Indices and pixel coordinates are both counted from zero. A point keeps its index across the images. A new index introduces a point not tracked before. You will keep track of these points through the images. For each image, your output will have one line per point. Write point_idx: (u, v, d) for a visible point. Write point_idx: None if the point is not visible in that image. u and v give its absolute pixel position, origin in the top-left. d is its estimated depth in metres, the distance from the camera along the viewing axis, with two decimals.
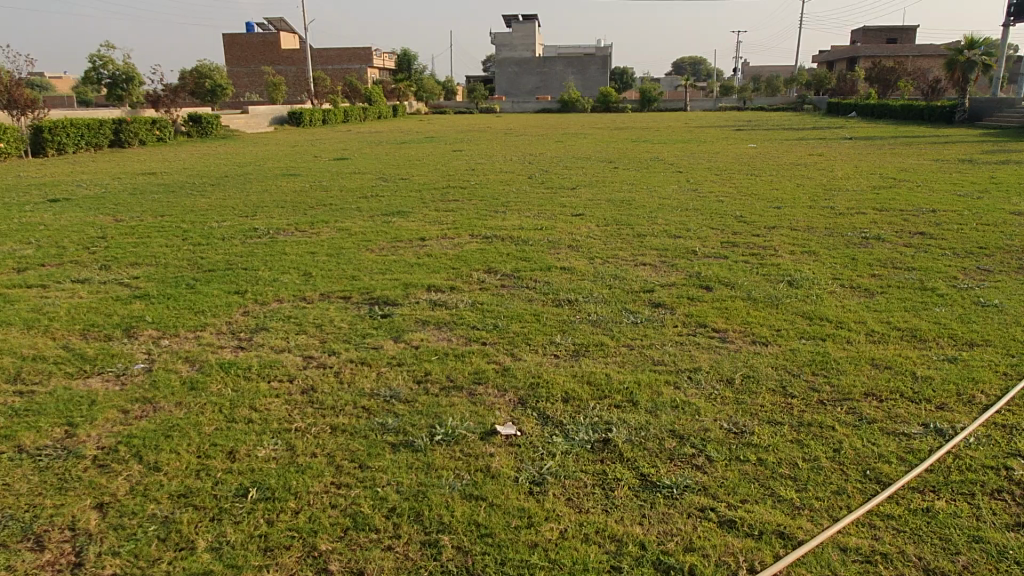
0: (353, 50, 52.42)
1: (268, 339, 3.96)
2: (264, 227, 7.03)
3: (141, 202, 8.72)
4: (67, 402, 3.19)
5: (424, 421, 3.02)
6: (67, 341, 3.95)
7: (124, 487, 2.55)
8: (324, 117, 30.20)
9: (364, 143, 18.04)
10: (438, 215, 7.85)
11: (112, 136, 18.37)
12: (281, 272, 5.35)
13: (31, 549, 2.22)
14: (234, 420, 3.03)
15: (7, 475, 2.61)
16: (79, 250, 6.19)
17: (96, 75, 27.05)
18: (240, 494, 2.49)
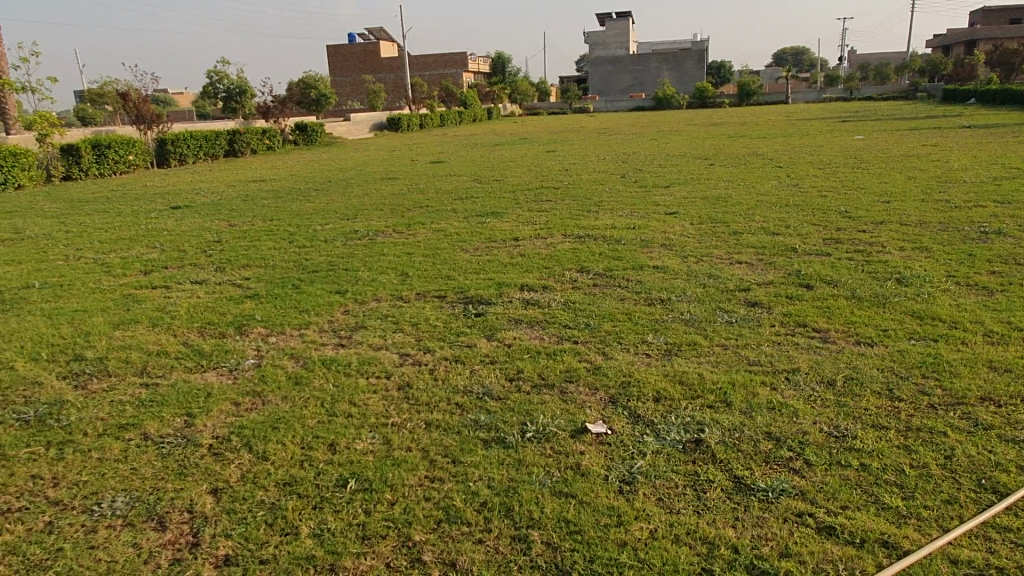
0: (449, 56, 53.52)
1: (367, 336, 4.12)
2: (365, 229, 7.31)
3: (253, 207, 9.25)
4: (186, 394, 3.44)
5: (515, 418, 3.07)
6: (186, 338, 4.26)
7: (236, 474, 2.72)
8: (421, 121, 30.96)
9: (460, 146, 18.41)
10: (531, 216, 7.92)
11: (228, 146, 19.57)
12: (380, 272, 5.55)
13: (154, 528, 2.41)
14: (335, 414, 3.17)
15: (135, 460, 2.85)
16: (198, 253, 6.64)
17: (213, 89, 28.88)
18: (340, 484, 2.61)
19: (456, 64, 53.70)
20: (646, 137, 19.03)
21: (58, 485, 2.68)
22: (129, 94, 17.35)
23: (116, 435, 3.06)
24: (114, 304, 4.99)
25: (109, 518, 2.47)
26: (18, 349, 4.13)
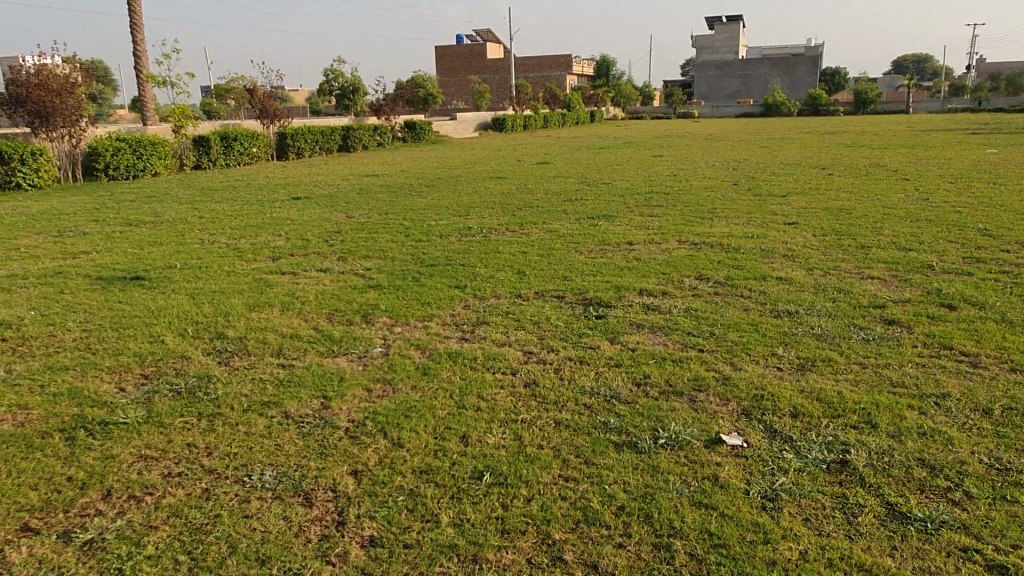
0: (553, 58, 53.70)
1: (490, 332, 4.17)
2: (478, 226, 7.41)
3: (368, 200, 9.57)
4: (321, 377, 3.58)
5: (646, 423, 3.02)
6: (317, 323, 4.43)
7: (374, 458, 2.80)
8: (524, 123, 31.15)
9: (566, 148, 18.41)
10: (644, 220, 7.82)
11: (341, 141, 20.35)
12: (497, 269, 5.60)
13: (302, 503, 2.51)
14: (465, 407, 3.22)
15: (279, 436, 2.98)
16: (320, 242, 6.91)
17: (329, 87, 30.18)
18: (476, 476, 2.64)
19: (560, 66, 53.75)
20: (758, 145, 18.46)
21: (211, 455, 2.85)
22: (254, 90, 18.31)
23: (260, 411, 3.22)
24: (248, 287, 5.27)
25: (259, 490, 2.59)
26: (167, 324, 4.48)
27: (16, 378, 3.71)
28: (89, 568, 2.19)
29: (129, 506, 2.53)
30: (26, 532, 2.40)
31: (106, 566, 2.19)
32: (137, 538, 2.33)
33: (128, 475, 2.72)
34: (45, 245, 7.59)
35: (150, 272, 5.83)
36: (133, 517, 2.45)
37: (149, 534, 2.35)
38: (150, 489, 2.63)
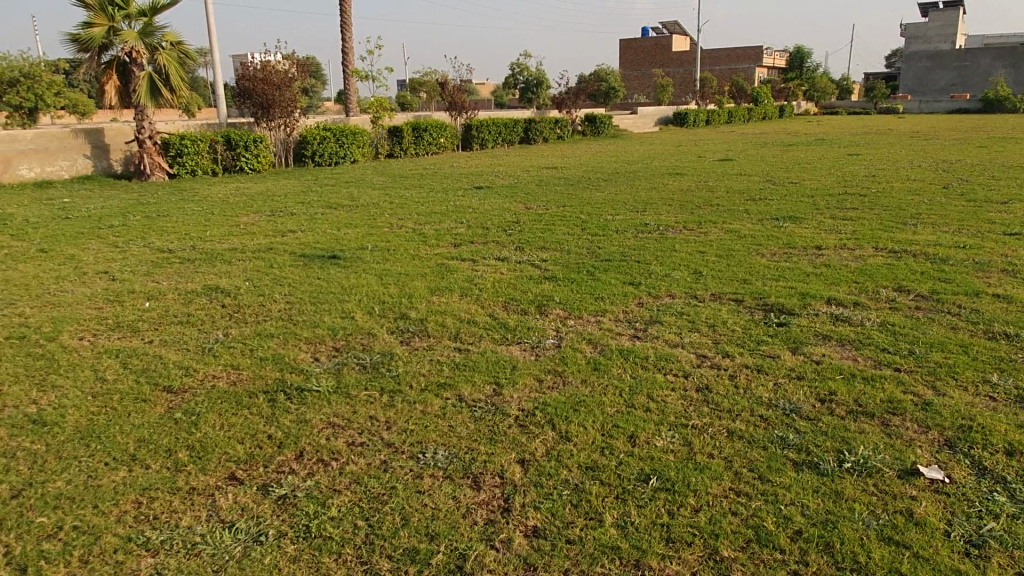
0: (742, 50, 51.44)
1: (663, 332, 4.07)
2: (655, 223, 7.27)
3: (547, 192, 9.72)
4: (494, 363, 3.68)
5: (830, 444, 2.80)
6: (493, 309, 4.57)
7: (541, 449, 2.83)
8: (707, 117, 30.14)
9: (752, 144, 17.57)
10: (836, 223, 7.28)
11: (523, 133, 20.83)
12: (673, 267, 5.46)
13: (470, 486, 2.60)
14: (634, 406, 3.16)
15: (453, 418, 3.10)
16: (499, 231, 7.13)
17: (514, 80, 31.15)
18: (642, 479, 2.59)
19: (749, 59, 51.36)
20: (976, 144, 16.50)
21: (391, 429, 3.04)
22: (445, 83, 19.18)
23: (436, 392, 3.37)
24: (431, 271, 5.55)
25: (432, 468, 2.72)
26: (357, 301, 4.88)
27: (232, 341, 4.29)
28: (282, 521, 2.42)
29: (317, 468, 2.77)
30: (232, 481, 2.71)
31: (295, 521, 2.41)
32: (323, 498, 2.54)
33: (318, 439, 2.98)
34: (260, 223, 8.50)
35: (345, 252, 6.36)
36: (320, 479, 2.67)
37: (332, 497, 2.55)
38: (335, 455, 2.85)
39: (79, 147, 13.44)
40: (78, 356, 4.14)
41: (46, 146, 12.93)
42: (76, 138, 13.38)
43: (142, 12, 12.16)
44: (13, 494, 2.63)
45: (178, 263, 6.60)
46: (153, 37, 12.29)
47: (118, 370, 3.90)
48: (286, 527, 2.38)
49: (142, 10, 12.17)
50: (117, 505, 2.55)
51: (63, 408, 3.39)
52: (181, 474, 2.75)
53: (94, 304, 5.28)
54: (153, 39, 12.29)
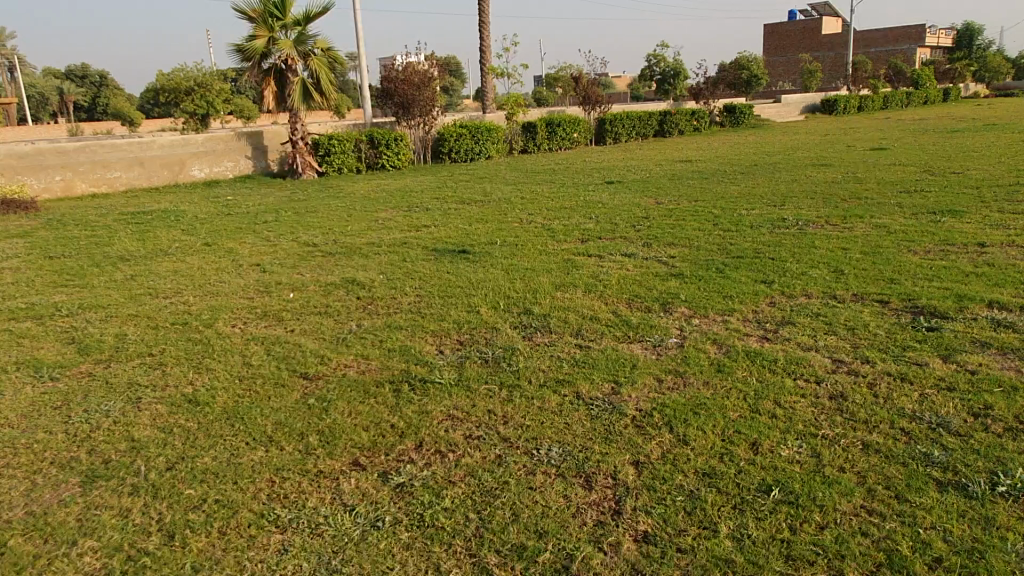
0: (901, 31, 47.61)
1: (795, 334, 3.85)
2: (793, 218, 6.88)
3: (679, 186, 9.47)
4: (615, 362, 3.64)
5: (981, 464, 2.54)
6: (616, 307, 4.53)
7: (657, 451, 2.77)
8: (860, 104, 28.17)
9: (909, 132, 16.21)
10: (1004, 217, 6.57)
11: (658, 126, 20.40)
12: (811, 266, 5.14)
13: (582, 486, 2.59)
14: (759, 412, 3.01)
15: (569, 416, 3.11)
16: (628, 227, 7.09)
17: (651, 72, 30.66)
18: (763, 490, 2.46)
19: (910, 40, 47.44)
20: None
21: (507, 424, 3.10)
22: (579, 78, 19.14)
23: (554, 389, 3.39)
24: (557, 268, 5.65)
25: (545, 465, 2.74)
26: (483, 296, 5.03)
27: (364, 332, 4.51)
28: (398, 508, 2.52)
29: (434, 459, 2.87)
30: (356, 466, 2.85)
31: (411, 509, 2.50)
32: (438, 489, 2.63)
33: (437, 431, 3.08)
34: (397, 219, 8.87)
35: (475, 248, 6.61)
36: (437, 470, 2.77)
37: (447, 488, 2.63)
38: (452, 447, 2.94)
39: (241, 148, 14.78)
40: (229, 341, 4.50)
41: (215, 148, 14.39)
42: (239, 140, 14.70)
43: (297, 22, 13.04)
44: (166, 466, 2.89)
45: (321, 256, 7.02)
46: (307, 45, 13.16)
47: (263, 356, 4.20)
48: (402, 515, 2.48)
49: (297, 20, 13.04)
50: (253, 482, 2.74)
51: (213, 390, 3.69)
52: (311, 457, 2.92)
53: (246, 294, 5.72)
54: (307, 47, 13.16)
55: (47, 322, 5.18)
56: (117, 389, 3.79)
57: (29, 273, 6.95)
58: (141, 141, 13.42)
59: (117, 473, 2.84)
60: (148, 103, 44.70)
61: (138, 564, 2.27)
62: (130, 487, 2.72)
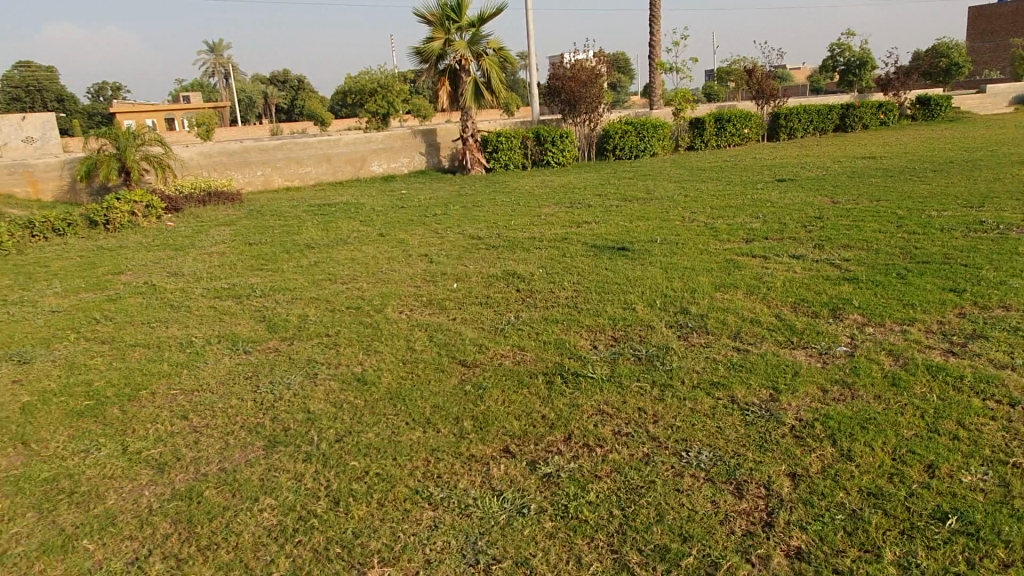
0: None
1: (986, 349, 3.50)
2: (993, 220, 6.21)
3: (860, 184, 8.84)
4: (775, 368, 3.60)
5: None
6: (780, 311, 4.49)
7: (816, 465, 2.68)
8: None
9: None
10: None
11: (838, 120, 18.95)
12: (1011, 274, 4.62)
13: (732, 493, 2.56)
14: (937, 432, 2.79)
15: (723, 419, 3.11)
16: (797, 227, 6.84)
17: (834, 63, 28.68)
18: (936, 517, 2.31)
19: None
20: None
21: (657, 423, 3.14)
22: (753, 71, 18.34)
23: (708, 391, 3.42)
24: (719, 267, 5.66)
25: (694, 468, 2.73)
26: (640, 294, 5.15)
27: (522, 324, 4.71)
28: (544, 497, 2.59)
29: (582, 452, 2.94)
30: (506, 453, 2.96)
31: (556, 499, 2.57)
32: (584, 482, 2.68)
33: (587, 425, 3.17)
34: (559, 214, 9.03)
35: (635, 245, 6.74)
36: (583, 464, 2.83)
37: (593, 482, 2.68)
38: (601, 442, 3.00)
39: (417, 145, 15.58)
40: (396, 326, 4.80)
41: (393, 145, 15.28)
42: (415, 138, 15.55)
43: (472, 23, 13.54)
44: (336, 437, 3.14)
45: (484, 249, 7.30)
46: (480, 45, 13.65)
47: (426, 342, 4.45)
48: (547, 504, 2.54)
49: (472, 21, 13.54)
50: (410, 460, 2.91)
51: (380, 370, 3.97)
52: (465, 440, 3.06)
53: (414, 283, 6.06)
54: (480, 47, 13.65)
55: (244, 301, 5.79)
56: (297, 364, 4.17)
57: (232, 257, 7.79)
58: (330, 139, 14.59)
59: (293, 441, 3.12)
60: (336, 105, 48.41)
61: (307, 523, 2.47)
62: (303, 455, 2.98)
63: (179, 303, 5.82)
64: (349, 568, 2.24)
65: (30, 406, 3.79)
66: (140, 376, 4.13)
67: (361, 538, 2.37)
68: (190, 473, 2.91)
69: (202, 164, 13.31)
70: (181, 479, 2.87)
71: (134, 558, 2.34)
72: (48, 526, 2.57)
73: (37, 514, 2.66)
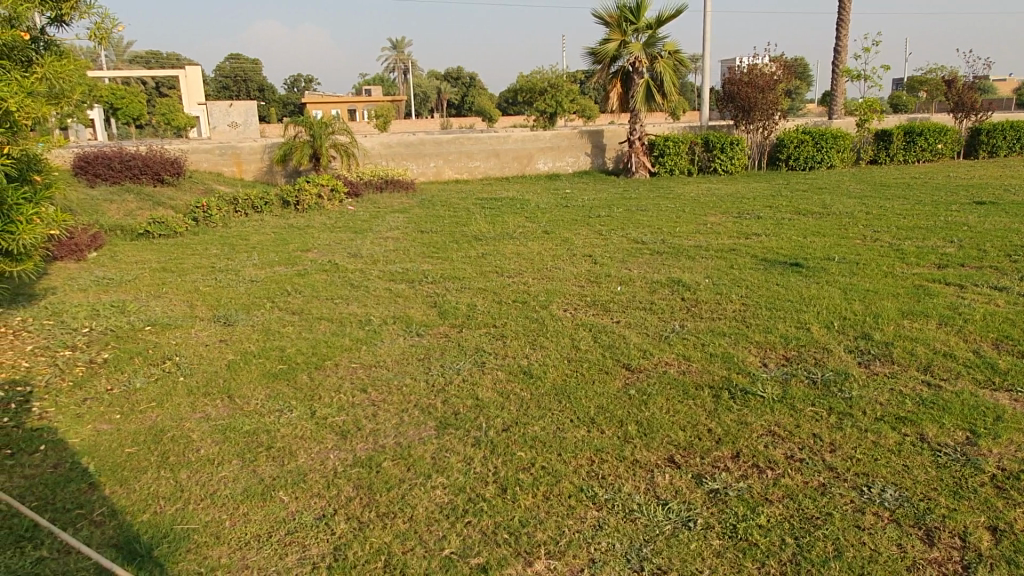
0: None
1: None
2: None
3: None
4: (972, 408, 3.29)
5: None
6: (978, 346, 4.11)
7: (1021, 521, 2.44)
8: None
9: None
10: None
11: None
12: None
13: (921, 539, 2.38)
14: None
15: (909, 458, 2.88)
16: (1000, 255, 6.19)
17: None
18: None
19: None
20: None
21: (834, 452, 2.96)
22: (954, 82, 16.76)
23: (893, 426, 3.17)
24: (906, 293, 5.24)
25: (876, 506, 2.56)
26: (816, 314, 4.87)
27: (687, 334, 4.61)
28: (710, 514, 2.53)
29: (752, 472, 2.83)
30: (671, 463, 2.92)
31: (723, 518, 2.50)
32: (754, 504, 2.59)
33: (757, 445, 3.04)
34: (727, 224, 8.76)
35: (809, 261, 6.40)
36: (753, 484, 2.73)
37: (764, 505, 2.58)
38: (772, 464, 2.88)
39: (583, 145, 15.56)
40: (561, 324, 4.85)
41: (560, 144, 15.41)
42: (581, 138, 15.50)
43: (649, 25, 13.36)
44: (503, 426, 3.24)
45: (648, 254, 7.20)
46: (655, 48, 13.45)
47: (590, 342, 4.46)
48: (714, 520, 2.49)
49: (650, 23, 13.36)
50: (575, 457, 2.94)
51: (545, 365, 4.04)
52: (628, 445, 3.05)
53: (579, 282, 6.10)
54: (655, 50, 13.47)
55: (418, 286, 6.10)
56: (466, 351, 4.35)
57: (406, 243, 8.22)
58: (499, 135, 15.02)
59: (463, 425, 3.26)
60: (506, 103, 49.63)
61: (477, 507, 2.57)
62: (473, 440, 3.10)
63: (359, 283, 6.24)
64: (516, 556, 2.30)
65: (235, 363, 4.25)
66: (326, 346, 4.48)
67: (528, 528, 2.44)
68: (369, 443, 3.11)
69: (382, 153, 14.28)
70: (361, 447, 3.08)
71: (321, 514, 2.55)
72: (250, 473, 2.86)
73: (240, 462, 2.96)
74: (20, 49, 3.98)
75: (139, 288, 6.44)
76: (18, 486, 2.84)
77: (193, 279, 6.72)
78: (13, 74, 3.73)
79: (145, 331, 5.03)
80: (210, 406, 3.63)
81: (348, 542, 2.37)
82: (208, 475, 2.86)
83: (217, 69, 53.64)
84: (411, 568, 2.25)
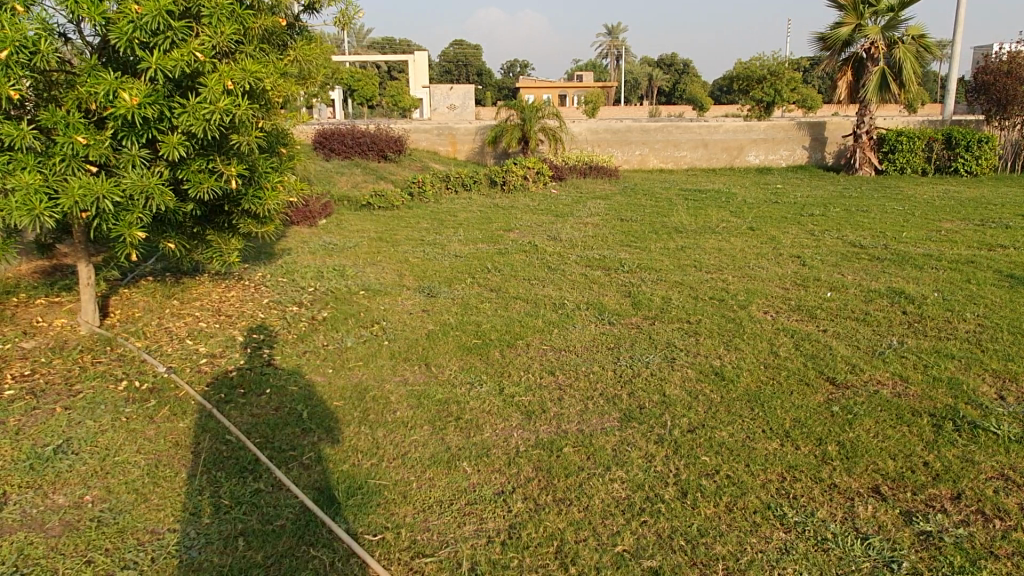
0: None
1: None
2: None
3: None
4: None
5: None
6: None
7: None
8: None
9: None
10: None
11: None
12: None
13: None
14: None
15: None
16: None
17: None
18: None
19: None
20: None
21: None
22: None
23: None
24: None
25: None
26: None
27: (906, 352, 4.14)
28: (919, 558, 2.27)
29: (975, 519, 2.48)
30: (876, 493, 2.64)
31: (935, 565, 2.23)
32: (975, 556, 2.26)
33: (984, 488, 2.66)
34: (965, 232, 7.76)
35: None
36: (976, 533, 2.39)
37: (987, 559, 2.25)
38: (1002, 514, 2.50)
39: (801, 138, 14.41)
40: (760, 327, 4.57)
41: (775, 136, 14.42)
42: (800, 130, 14.36)
43: (890, 7, 12.07)
44: (689, 428, 3.12)
45: (866, 259, 6.58)
46: (896, 31, 12.17)
47: (791, 350, 4.16)
48: (924, 566, 2.22)
49: (892, 5, 12.07)
50: (764, 471, 2.76)
51: (740, 369, 3.83)
52: (827, 466, 2.81)
53: (784, 284, 5.71)
54: (896, 34, 12.17)
55: (613, 274, 6.07)
56: (657, 345, 4.24)
57: (604, 229, 8.22)
58: (709, 124, 14.46)
59: (647, 420, 3.18)
60: (720, 91, 47.75)
61: (654, 506, 2.50)
62: (656, 437, 3.01)
63: (556, 266, 6.33)
64: (692, 565, 2.22)
65: (433, 333, 4.49)
66: (519, 326, 4.59)
67: (706, 539, 2.33)
68: (552, 426, 3.14)
69: (587, 138, 14.44)
70: (544, 429, 3.12)
71: (500, 490, 2.62)
72: (439, 441, 3.00)
73: (431, 429, 3.12)
74: (278, 34, 4.44)
75: (359, 255, 7.03)
76: (246, 422, 3.22)
77: (405, 250, 7.19)
78: (271, 56, 4.18)
79: (359, 295, 5.46)
80: (408, 371, 3.88)
81: (523, 522, 2.42)
82: (401, 436, 3.05)
83: (442, 54, 56.99)
84: (582, 558, 2.25)
